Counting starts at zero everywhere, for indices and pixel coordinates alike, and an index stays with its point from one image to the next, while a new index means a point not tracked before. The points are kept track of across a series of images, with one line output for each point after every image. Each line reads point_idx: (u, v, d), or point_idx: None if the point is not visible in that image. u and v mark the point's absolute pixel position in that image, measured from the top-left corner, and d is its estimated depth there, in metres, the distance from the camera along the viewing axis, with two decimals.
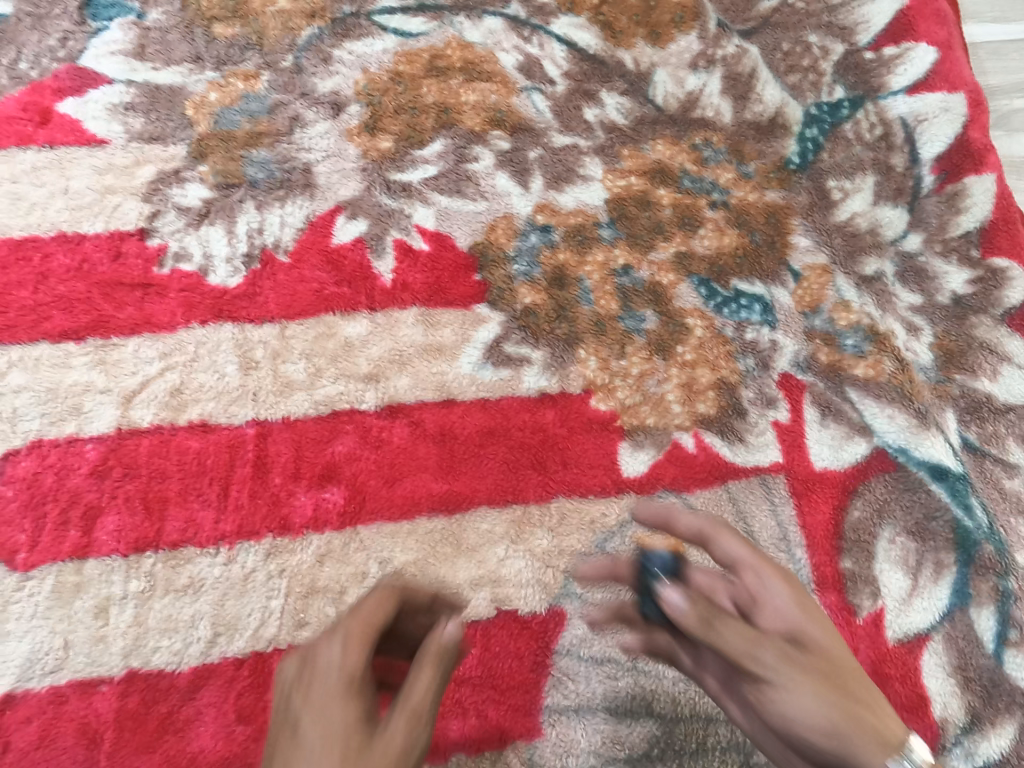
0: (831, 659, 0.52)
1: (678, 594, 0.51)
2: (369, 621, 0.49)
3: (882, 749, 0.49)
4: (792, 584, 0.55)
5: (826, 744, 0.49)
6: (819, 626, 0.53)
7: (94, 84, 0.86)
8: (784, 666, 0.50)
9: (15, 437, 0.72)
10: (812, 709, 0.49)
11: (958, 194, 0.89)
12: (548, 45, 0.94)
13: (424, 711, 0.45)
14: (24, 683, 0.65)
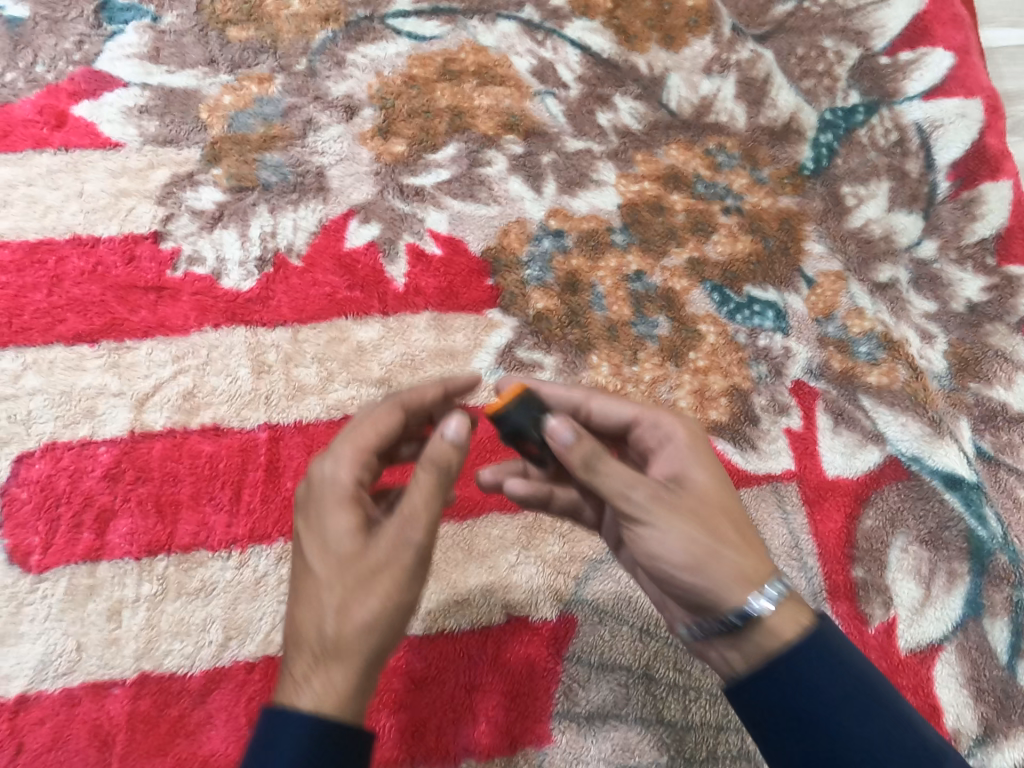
0: (705, 501, 0.54)
1: (570, 433, 0.52)
2: (366, 443, 0.57)
3: (745, 587, 0.51)
4: (683, 434, 0.58)
5: (691, 579, 0.52)
6: (698, 473, 0.56)
7: (110, 87, 0.86)
8: (656, 505, 0.52)
9: (30, 439, 0.72)
10: (678, 547, 0.51)
11: (973, 200, 0.89)
12: (562, 49, 0.94)
13: (421, 510, 0.50)
14: (37, 685, 0.65)
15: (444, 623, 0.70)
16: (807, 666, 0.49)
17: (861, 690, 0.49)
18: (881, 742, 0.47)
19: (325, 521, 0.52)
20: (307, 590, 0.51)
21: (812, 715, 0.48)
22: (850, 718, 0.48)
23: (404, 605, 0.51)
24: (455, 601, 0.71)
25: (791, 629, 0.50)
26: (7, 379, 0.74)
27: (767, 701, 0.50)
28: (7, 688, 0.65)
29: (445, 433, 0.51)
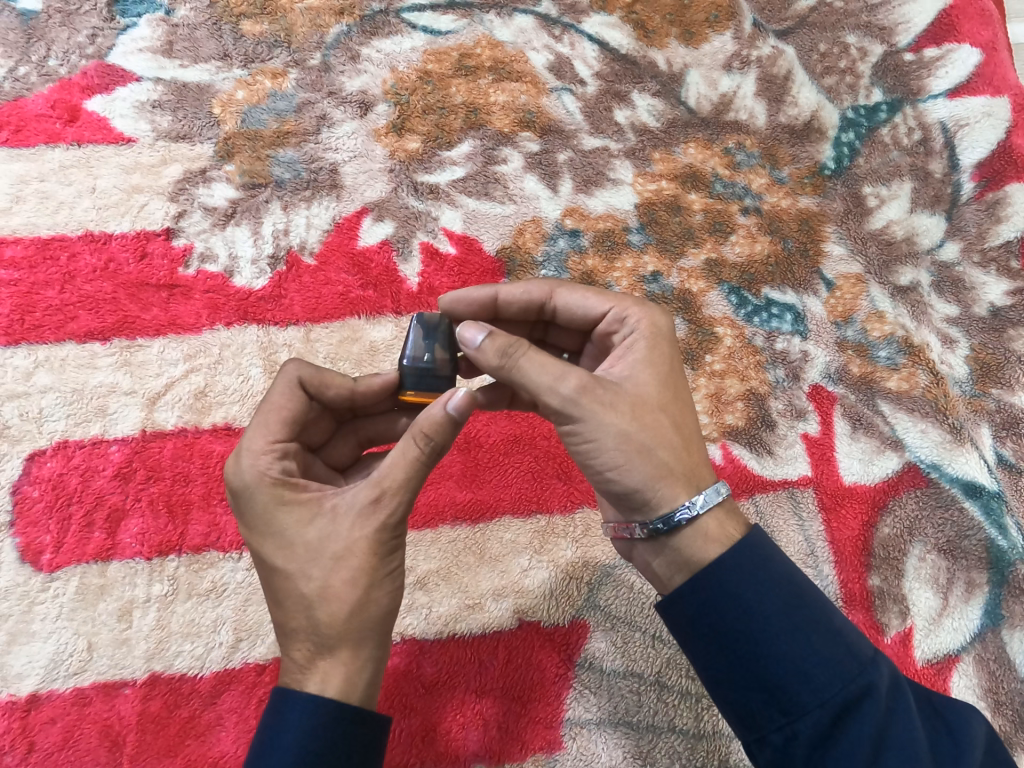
0: (642, 399, 0.51)
1: (480, 334, 0.51)
2: (277, 434, 0.55)
3: (673, 486, 0.51)
4: (645, 329, 0.56)
5: (621, 478, 0.51)
6: (646, 373, 0.53)
7: (123, 81, 0.85)
8: (587, 399, 0.49)
9: (41, 437, 0.72)
10: (608, 445, 0.50)
11: (998, 202, 0.87)
12: (579, 45, 0.92)
13: (401, 484, 0.50)
14: (48, 684, 0.65)
15: (455, 627, 0.70)
16: (735, 578, 0.47)
17: (792, 603, 0.46)
18: (813, 655, 0.44)
19: (277, 517, 0.51)
20: (281, 585, 0.50)
21: (741, 628, 0.46)
22: (781, 629, 0.45)
23: (390, 570, 0.51)
24: (466, 605, 0.71)
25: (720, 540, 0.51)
26: (20, 376, 0.74)
27: (695, 617, 0.48)
28: (18, 687, 0.65)
29: (444, 409, 0.50)
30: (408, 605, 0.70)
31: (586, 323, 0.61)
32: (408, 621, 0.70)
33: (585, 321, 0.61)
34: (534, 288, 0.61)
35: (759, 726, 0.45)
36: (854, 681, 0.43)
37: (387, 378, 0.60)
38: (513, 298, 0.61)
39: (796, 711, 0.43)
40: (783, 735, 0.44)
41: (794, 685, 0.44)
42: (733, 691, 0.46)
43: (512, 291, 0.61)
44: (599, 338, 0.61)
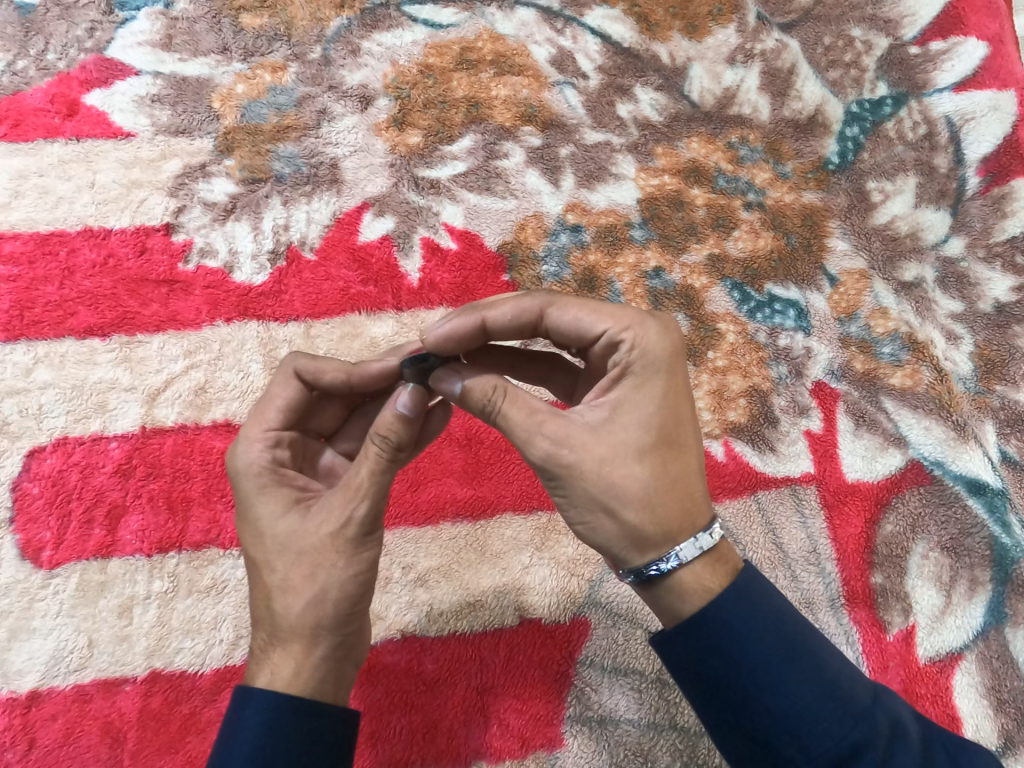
0: (615, 450, 0.50)
1: (458, 384, 0.54)
2: (272, 423, 0.56)
3: (645, 543, 0.50)
4: (636, 360, 0.52)
5: (590, 532, 0.51)
6: (624, 417, 0.51)
7: (121, 75, 0.85)
8: (552, 462, 0.50)
9: (41, 433, 0.72)
10: (575, 501, 0.50)
11: (1004, 197, 0.86)
12: (581, 38, 0.92)
13: (365, 485, 0.50)
14: (49, 680, 0.65)
15: (456, 624, 0.70)
16: (722, 632, 0.46)
17: (785, 656, 0.45)
18: (804, 711, 0.44)
19: (254, 506, 0.52)
20: (252, 574, 0.52)
21: (729, 681, 0.45)
22: (772, 685, 0.44)
23: (354, 574, 0.50)
24: (467, 602, 0.70)
25: (697, 592, 0.49)
26: (19, 372, 0.73)
27: (683, 665, 0.47)
28: (19, 683, 0.65)
29: (393, 407, 0.50)
30: (409, 602, 0.70)
31: (581, 341, 0.56)
32: (409, 618, 0.69)
33: (580, 340, 0.55)
34: (524, 305, 0.56)
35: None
36: (846, 737, 0.43)
37: (386, 363, 0.58)
38: (501, 320, 0.56)
39: (786, 765, 0.43)
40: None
41: (783, 740, 0.44)
42: (722, 736, 0.46)
43: (499, 314, 0.55)
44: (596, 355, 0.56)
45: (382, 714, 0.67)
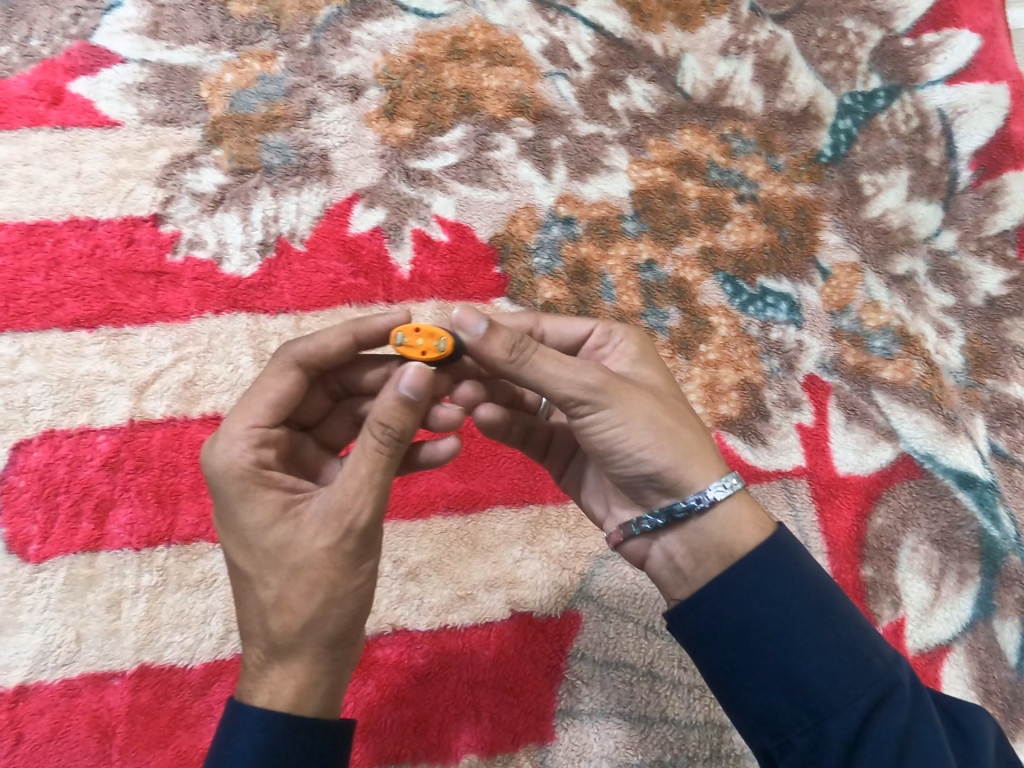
0: (655, 390, 0.54)
1: (482, 325, 0.48)
2: (259, 419, 0.54)
3: (703, 467, 0.51)
4: (632, 333, 0.59)
5: (652, 459, 0.51)
6: (647, 370, 0.57)
7: (107, 63, 0.83)
8: (612, 385, 0.51)
9: (27, 426, 0.71)
10: (638, 427, 0.51)
11: (996, 191, 0.86)
12: (574, 29, 0.91)
13: (364, 483, 0.48)
14: (36, 675, 0.64)
15: (447, 617, 0.70)
16: (764, 576, 0.46)
17: (820, 603, 0.46)
18: (842, 654, 0.44)
19: (240, 515, 0.50)
20: (243, 587, 0.50)
21: (769, 626, 0.45)
22: (811, 629, 0.45)
23: (355, 585, 0.49)
24: (459, 596, 0.70)
25: (753, 522, 0.50)
26: (5, 364, 0.72)
27: (719, 616, 0.46)
28: (6, 678, 0.64)
29: (396, 390, 0.47)
30: (400, 596, 0.70)
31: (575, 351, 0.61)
32: (400, 611, 0.69)
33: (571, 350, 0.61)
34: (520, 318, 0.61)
35: (782, 735, 0.44)
36: (881, 679, 0.44)
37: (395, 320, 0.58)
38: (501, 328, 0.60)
39: (826, 711, 0.43)
40: (811, 739, 0.43)
41: (823, 685, 0.43)
42: (755, 697, 0.45)
43: (499, 320, 0.61)
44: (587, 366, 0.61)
45: (372, 708, 0.66)
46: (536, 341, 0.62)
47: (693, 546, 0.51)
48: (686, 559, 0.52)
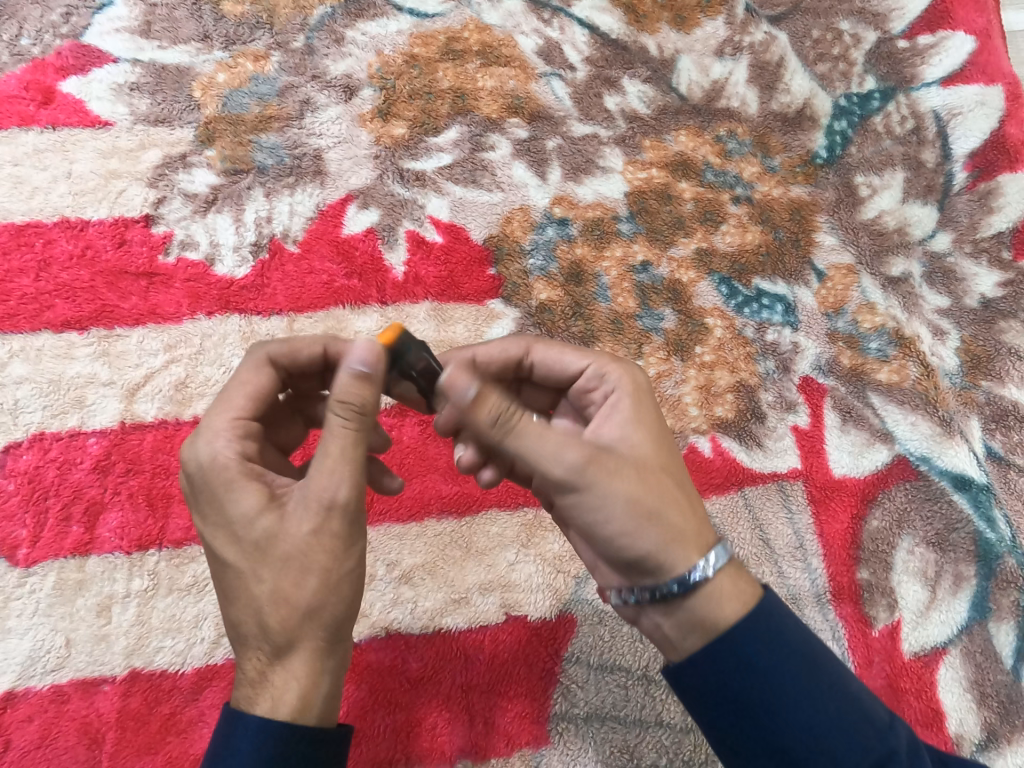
0: (642, 463, 0.52)
1: (472, 388, 0.49)
2: (240, 411, 0.54)
3: (683, 551, 0.50)
4: (629, 385, 0.57)
5: (631, 546, 0.50)
6: (638, 433, 0.54)
7: (99, 63, 0.83)
8: (592, 468, 0.49)
9: (16, 429, 0.70)
10: (616, 512, 0.50)
11: (991, 192, 0.86)
12: (569, 29, 0.91)
13: (340, 459, 0.48)
14: (25, 681, 0.64)
15: (441, 621, 0.69)
16: (752, 645, 0.46)
17: (809, 671, 0.46)
18: (832, 724, 0.44)
19: (226, 506, 0.49)
20: (235, 585, 0.49)
21: (759, 696, 0.45)
22: (801, 698, 0.45)
23: (350, 568, 0.49)
24: (453, 599, 0.70)
25: (735, 598, 0.49)
26: None
27: (706, 684, 0.46)
28: None
29: (349, 367, 0.48)
30: (393, 600, 0.69)
31: (563, 380, 0.61)
32: (394, 615, 0.69)
33: (563, 377, 0.61)
34: (510, 344, 0.61)
35: None
36: (873, 747, 0.44)
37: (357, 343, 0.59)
38: (490, 358, 0.60)
39: None
40: None
41: (813, 755, 0.43)
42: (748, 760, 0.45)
43: (489, 350, 0.60)
44: (575, 397, 0.61)
45: (365, 713, 0.66)
46: (525, 368, 0.62)
47: (677, 619, 0.50)
48: (670, 632, 0.51)
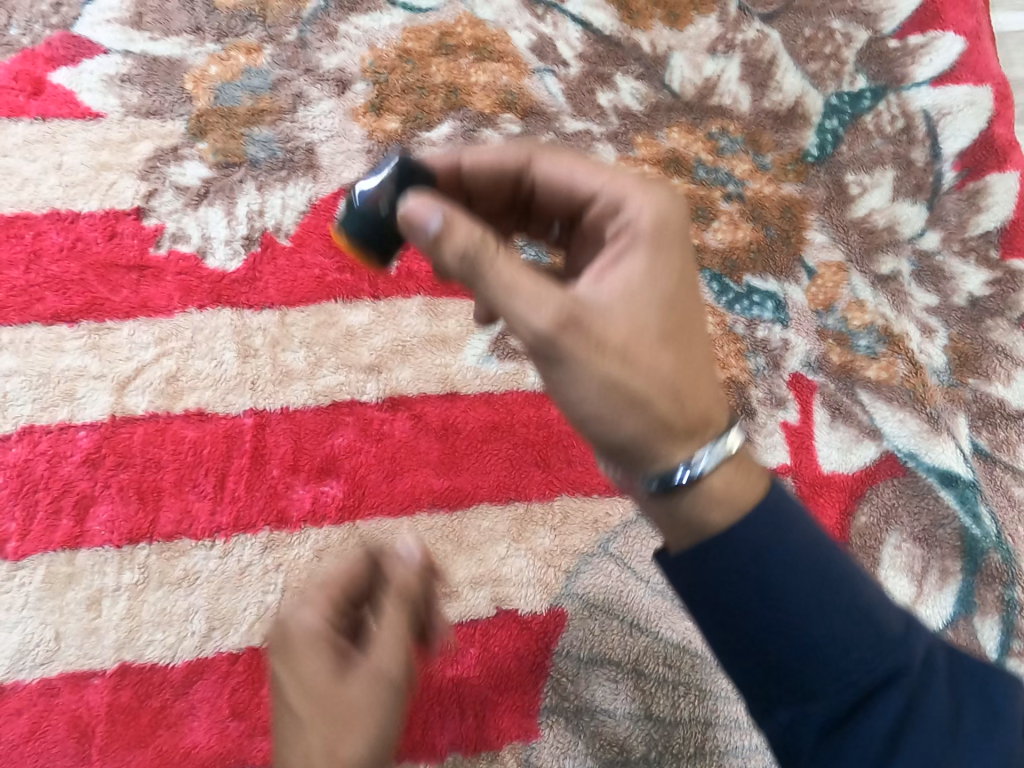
0: (638, 328, 0.45)
1: (437, 217, 0.44)
2: (324, 581, 0.54)
3: (673, 442, 0.45)
4: (648, 223, 0.48)
5: (607, 431, 0.45)
6: (642, 291, 0.46)
7: (90, 54, 0.82)
8: (563, 338, 0.43)
9: (5, 422, 0.70)
10: (589, 396, 0.44)
11: (979, 192, 0.87)
12: (562, 25, 0.91)
13: (397, 645, 0.50)
14: (14, 674, 0.64)
15: None
16: (746, 553, 0.41)
17: (813, 579, 0.41)
18: (836, 641, 0.40)
19: (300, 663, 0.49)
20: (286, 735, 0.47)
21: (759, 616, 0.41)
22: (800, 615, 0.40)
23: (392, 735, 0.47)
24: (444, 594, 0.70)
25: (725, 501, 0.44)
26: None
27: (689, 584, 0.43)
28: None
29: (399, 553, 0.56)
30: None
31: (567, 196, 0.54)
32: None
33: (570, 197, 0.53)
34: (510, 153, 0.55)
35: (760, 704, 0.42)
36: (881, 665, 0.39)
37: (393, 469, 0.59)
38: (486, 165, 0.55)
39: (806, 697, 0.40)
40: (790, 719, 0.40)
41: (811, 673, 0.40)
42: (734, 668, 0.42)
43: (479, 157, 0.55)
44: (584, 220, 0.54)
45: None
46: (525, 184, 0.56)
47: (668, 512, 0.45)
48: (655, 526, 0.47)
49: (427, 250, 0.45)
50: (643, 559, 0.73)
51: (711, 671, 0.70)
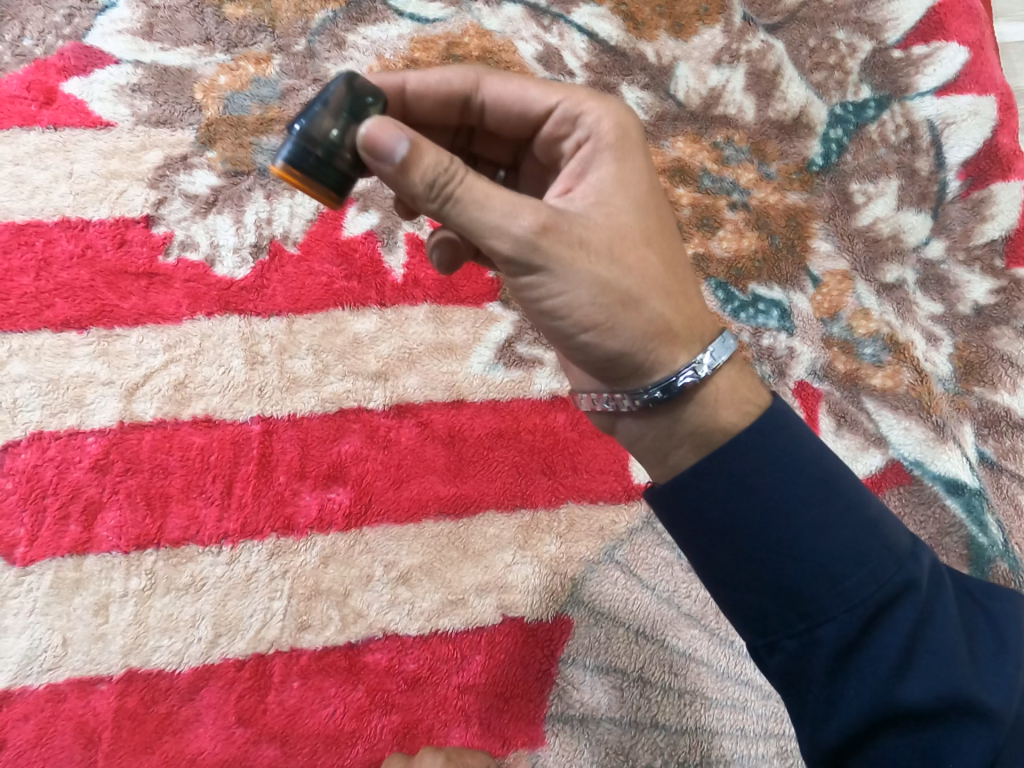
0: (619, 229, 0.49)
1: (404, 142, 0.44)
2: None
3: (669, 347, 0.50)
4: (609, 132, 0.53)
5: (604, 340, 0.49)
6: (618, 195, 0.50)
7: (101, 64, 0.83)
8: (545, 242, 0.46)
9: (14, 428, 0.70)
10: (582, 301, 0.48)
11: (983, 201, 0.87)
12: (568, 36, 0.91)
13: None
14: (21, 680, 0.64)
15: (438, 622, 0.69)
16: (750, 468, 0.44)
17: (817, 496, 0.43)
18: (843, 556, 0.42)
19: None
20: None
21: (768, 537, 0.43)
22: (807, 533, 0.43)
23: None
24: (449, 601, 0.70)
25: (733, 406, 0.50)
26: None
27: (697, 507, 0.45)
28: None
29: None
30: (390, 601, 0.69)
31: (521, 117, 0.57)
32: (390, 617, 0.69)
33: (524, 115, 0.57)
34: (455, 77, 0.57)
35: (771, 631, 0.43)
36: (890, 580, 0.41)
37: None
38: (434, 90, 0.57)
39: (816, 616, 0.42)
40: (801, 641, 0.42)
41: (819, 590, 0.42)
42: (741, 593, 0.44)
43: (426, 80, 0.57)
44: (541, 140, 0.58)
45: (361, 713, 0.66)
46: (474, 107, 0.58)
47: (669, 423, 0.51)
48: (656, 435, 0.52)
49: (393, 177, 0.45)
50: (650, 567, 0.73)
51: (717, 680, 0.70)
